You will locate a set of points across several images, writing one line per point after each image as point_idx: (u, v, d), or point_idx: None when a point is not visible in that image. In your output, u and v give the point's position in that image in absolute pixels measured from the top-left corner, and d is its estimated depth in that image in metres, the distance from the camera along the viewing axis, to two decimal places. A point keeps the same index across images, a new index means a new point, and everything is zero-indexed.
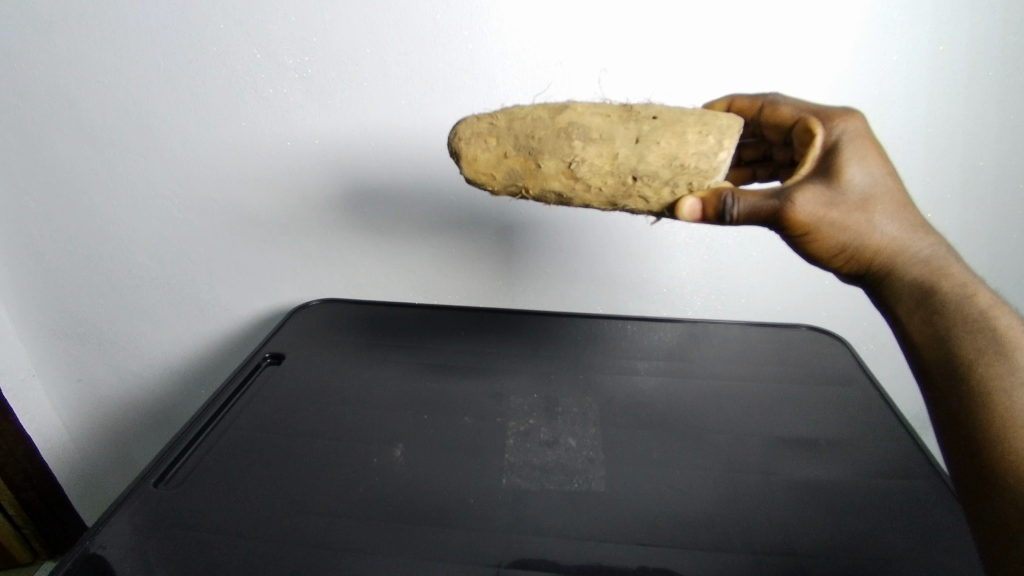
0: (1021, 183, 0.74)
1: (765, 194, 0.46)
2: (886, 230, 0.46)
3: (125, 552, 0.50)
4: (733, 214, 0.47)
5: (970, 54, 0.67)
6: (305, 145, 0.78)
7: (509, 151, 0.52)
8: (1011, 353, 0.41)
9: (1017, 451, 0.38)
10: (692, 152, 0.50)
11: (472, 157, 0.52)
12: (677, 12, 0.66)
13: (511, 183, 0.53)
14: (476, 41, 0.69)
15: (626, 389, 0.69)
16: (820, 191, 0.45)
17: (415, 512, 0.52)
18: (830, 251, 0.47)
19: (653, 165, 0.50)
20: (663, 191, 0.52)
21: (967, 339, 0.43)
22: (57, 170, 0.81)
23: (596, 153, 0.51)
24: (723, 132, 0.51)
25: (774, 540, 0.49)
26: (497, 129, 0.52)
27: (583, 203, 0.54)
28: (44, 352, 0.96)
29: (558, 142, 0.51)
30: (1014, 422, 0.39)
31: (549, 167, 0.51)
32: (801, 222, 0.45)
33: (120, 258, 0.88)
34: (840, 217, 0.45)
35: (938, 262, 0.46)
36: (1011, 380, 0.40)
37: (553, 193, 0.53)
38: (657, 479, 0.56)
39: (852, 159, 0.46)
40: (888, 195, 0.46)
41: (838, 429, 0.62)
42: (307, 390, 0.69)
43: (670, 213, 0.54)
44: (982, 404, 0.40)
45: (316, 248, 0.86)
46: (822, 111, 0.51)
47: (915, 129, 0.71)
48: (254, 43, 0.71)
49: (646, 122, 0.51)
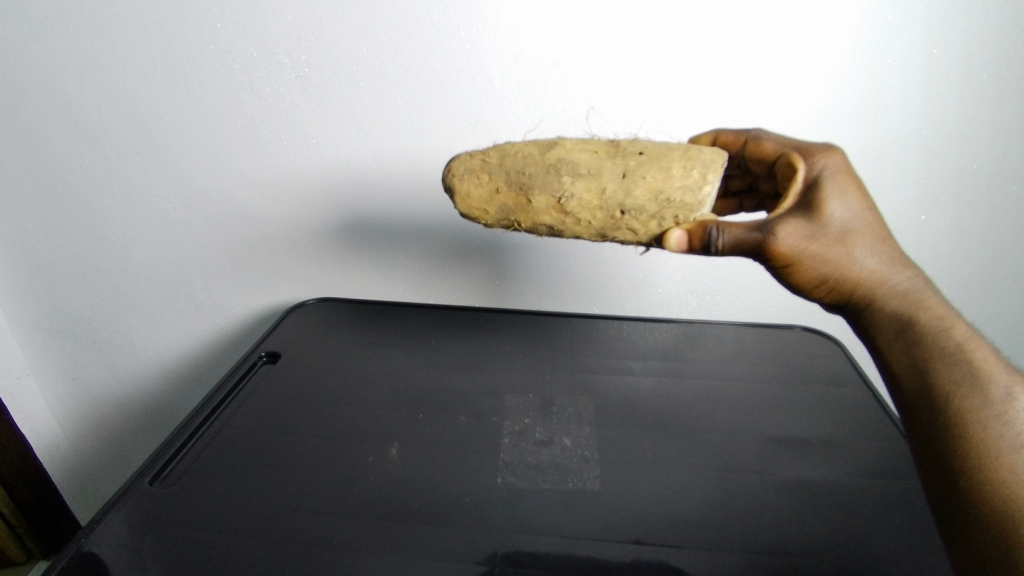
0: (1014, 187, 0.75)
1: (748, 227, 0.47)
2: (866, 263, 0.47)
3: (122, 550, 0.50)
4: (718, 246, 0.48)
5: (963, 58, 0.67)
6: (302, 144, 0.77)
7: (501, 186, 0.53)
8: (985, 386, 0.42)
9: (992, 481, 0.40)
10: (677, 186, 0.51)
11: (466, 193, 0.54)
12: (673, 16, 0.66)
13: (503, 217, 0.55)
14: (473, 42, 0.69)
15: (622, 389, 0.69)
16: (802, 224, 0.46)
17: (412, 511, 0.52)
18: (812, 283, 0.49)
19: (640, 200, 0.51)
20: (650, 224, 0.52)
21: (944, 370, 0.44)
22: (52, 167, 0.80)
23: (584, 188, 0.52)
24: (707, 166, 0.52)
25: (768, 539, 0.50)
26: (488, 165, 0.54)
27: (573, 235, 0.55)
28: (38, 352, 0.96)
29: (547, 178, 0.52)
30: (990, 453, 0.40)
31: (539, 202, 0.53)
32: (783, 254, 0.46)
33: (116, 258, 0.88)
34: (821, 250, 0.46)
35: (916, 295, 0.47)
36: (986, 411, 0.41)
37: (544, 226, 0.54)
38: (653, 478, 0.56)
39: (833, 195, 0.47)
40: (866, 229, 0.47)
41: (832, 429, 0.63)
42: (303, 390, 0.69)
43: (658, 244, 0.54)
44: (959, 436, 0.42)
45: (313, 247, 0.86)
46: (804, 147, 0.52)
47: (909, 131, 0.72)
48: (251, 41, 0.71)
49: (632, 158, 0.52)
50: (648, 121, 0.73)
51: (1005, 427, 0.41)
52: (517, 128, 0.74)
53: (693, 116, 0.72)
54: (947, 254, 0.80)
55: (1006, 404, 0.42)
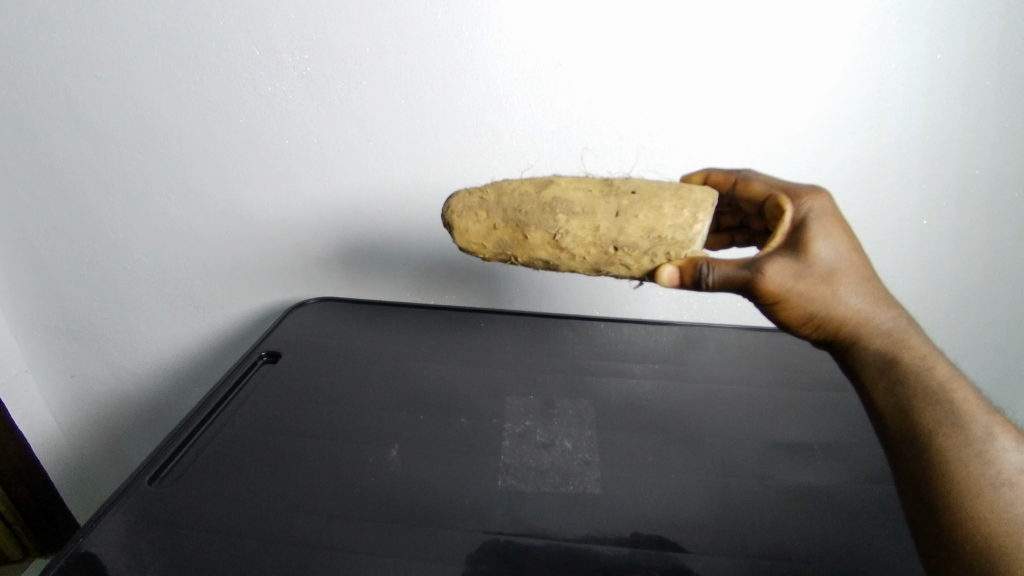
0: (1017, 193, 0.74)
1: (737, 264, 0.48)
2: (851, 302, 0.48)
3: (119, 551, 0.49)
4: (709, 282, 0.50)
5: (967, 64, 0.67)
6: (303, 144, 0.77)
7: (498, 223, 0.56)
8: (966, 426, 0.44)
9: (974, 517, 0.41)
10: (669, 225, 0.53)
11: (464, 229, 0.57)
12: (675, 20, 0.66)
13: (501, 251, 0.58)
14: (477, 42, 0.69)
15: (622, 392, 0.69)
16: (789, 263, 0.47)
17: (412, 513, 0.52)
18: (799, 320, 0.50)
19: (632, 237, 0.53)
20: (643, 260, 0.55)
21: (927, 408, 0.45)
22: (52, 163, 0.80)
23: (579, 225, 0.54)
24: (697, 207, 0.54)
25: (769, 543, 0.50)
26: (487, 202, 0.57)
27: (569, 269, 0.57)
28: (36, 350, 0.95)
29: (543, 216, 0.54)
30: (971, 490, 0.42)
31: (535, 238, 0.55)
32: (771, 292, 0.47)
33: (115, 255, 0.87)
34: (808, 289, 0.47)
35: (901, 334, 0.48)
36: (966, 450, 0.43)
37: (539, 260, 0.57)
38: (654, 483, 0.56)
39: (819, 236, 0.48)
40: (852, 269, 0.48)
41: (832, 433, 0.63)
42: (301, 391, 0.68)
43: (650, 278, 0.56)
44: (942, 472, 0.43)
45: (313, 247, 0.86)
46: (791, 188, 0.53)
47: (912, 136, 0.71)
48: (253, 39, 0.71)
49: (625, 197, 0.54)
50: (649, 123, 0.72)
51: (986, 465, 0.43)
52: (519, 130, 0.74)
53: (696, 117, 0.72)
54: (949, 259, 0.80)
55: (986, 443, 0.43)
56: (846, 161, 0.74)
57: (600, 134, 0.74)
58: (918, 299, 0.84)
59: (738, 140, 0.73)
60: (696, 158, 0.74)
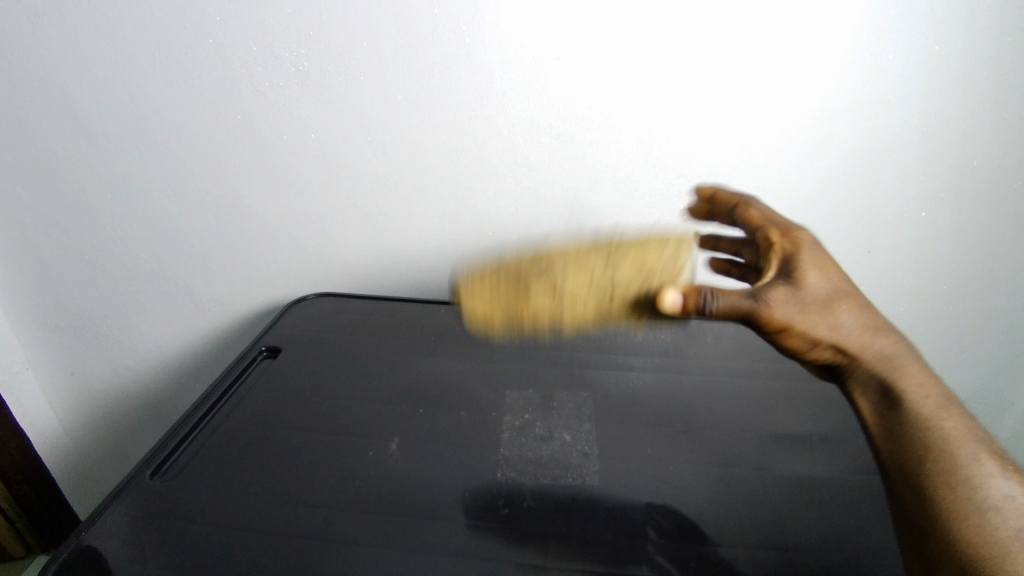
0: (1016, 184, 0.74)
1: (740, 294, 0.47)
2: (849, 329, 0.50)
3: (121, 545, 0.49)
4: (712, 310, 0.47)
5: (965, 55, 0.67)
6: (301, 138, 0.77)
7: (496, 284, 0.56)
8: (955, 453, 0.46)
9: (961, 540, 0.43)
10: (657, 260, 0.54)
11: (468, 301, 0.57)
12: (675, 21, 0.67)
13: (504, 319, 0.57)
14: (474, 36, 0.69)
15: (621, 386, 0.69)
16: (790, 293, 0.48)
17: (413, 504, 0.53)
18: (801, 347, 0.51)
19: (624, 275, 0.53)
20: (641, 296, 0.53)
21: (919, 434, 0.48)
22: (50, 160, 0.79)
23: (572, 270, 0.54)
24: (681, 244, 0.55)
25: (766, 535, 0.50)
26: (486, 269, 0.57)
27: (571, 324, 0.55)
28: (37, 348, 0.96)
29: (536, 266, 0.54)
30: (957, 514, 0.44)
31: (531, 291, 0.54)
32: (776, 321, 0.48)
33: (114, 252, 0.87)
34: (810, 319, 0.49)
35: (892, 359, 0.51)
36: (955, 475, 0.45)
37: (541, 318, 0.55)
38: (653, 475, 0.56)
39: (813, 267, 0.49)
40: (848, 298, 0.50)
41: (830, 424, 0.63)
42: (302, 386, 0.69)
43: (654, 317, 0.54)
44: (930, 496, 0.45)
45: (312, 241, 0.86)
46: (779, 221, 0.54)
47: (910, 127, 0.71)
48: (250, 36, 0.71)
49: (613, 243, 0.55)
50: (647, 116, 0.72)
51: (974, 491, 0.45)
52: (517, 124, 0.74)
53: (694, 111, 0.72)
54: (949, 251, 0.80)
55: (974, 467, 0.46)
56: (844, 154, 0.74)
57: (598, 129, 0.74)
58: (918, 291, 0.84)
59: (736, 134, 0.73)
60: (694, 151, 0.74)
